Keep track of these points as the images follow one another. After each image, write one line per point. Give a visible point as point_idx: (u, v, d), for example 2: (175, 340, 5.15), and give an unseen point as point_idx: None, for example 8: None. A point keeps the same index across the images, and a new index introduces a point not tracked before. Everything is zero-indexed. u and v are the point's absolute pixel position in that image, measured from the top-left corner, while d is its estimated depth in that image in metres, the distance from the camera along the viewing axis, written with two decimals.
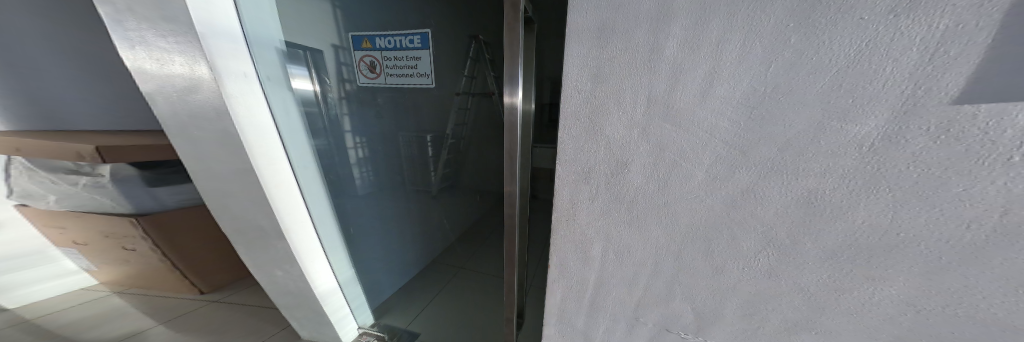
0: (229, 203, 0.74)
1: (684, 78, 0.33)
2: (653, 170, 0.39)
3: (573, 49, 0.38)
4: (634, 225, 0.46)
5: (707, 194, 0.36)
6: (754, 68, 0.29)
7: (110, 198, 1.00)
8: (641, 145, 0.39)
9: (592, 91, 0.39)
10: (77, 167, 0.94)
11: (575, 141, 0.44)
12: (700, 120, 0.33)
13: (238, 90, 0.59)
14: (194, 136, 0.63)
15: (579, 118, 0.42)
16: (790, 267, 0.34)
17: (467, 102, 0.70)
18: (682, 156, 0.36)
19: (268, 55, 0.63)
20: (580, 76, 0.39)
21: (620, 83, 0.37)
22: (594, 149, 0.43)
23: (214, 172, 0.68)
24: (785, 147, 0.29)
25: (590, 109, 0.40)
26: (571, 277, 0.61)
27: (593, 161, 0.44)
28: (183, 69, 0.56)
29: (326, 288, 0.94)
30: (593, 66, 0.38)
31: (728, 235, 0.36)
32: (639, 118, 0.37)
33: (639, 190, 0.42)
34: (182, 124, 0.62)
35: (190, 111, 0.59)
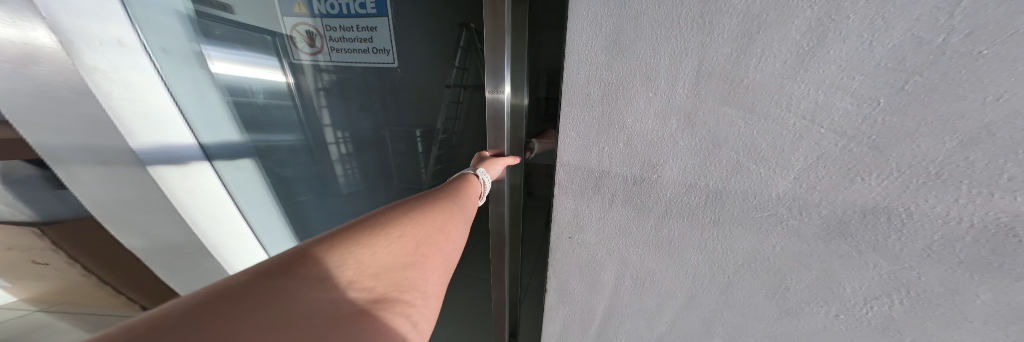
0: (131, 214, 0.64)
1: (764, 34, 0.21)
2: (701, 176, 0.27)
3: (580, 2, 0.26)
4: (663, 249, 0.35)
5: (790, 212, 0.24)
6: (919, 7, 0.16)
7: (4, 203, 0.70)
8: (685, 139, 0.27)
9: (610, 63, 0.27)
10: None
11: (586, 135, 0.32)
12: (787, 99, 0.21)
13: (113, 64, 0.48)
14: (51, 124, 0.52)
15: (592, 103, 0.30)
16: (921, 325, 0.22)
17: (461, 95, 0.46)
18: (754, 155, 0.24)
19: (166, 26, 0.50)
20: (594, 40, 0.27)
21: (651, 50, 0.25)
22: (613, 147, 0.31)
23: (95, 172, 0.57)
24: (977, 140, 0.16)
25: (608, 89, 0.28)
26: (574, 306, 0.50)
27: (611, 162, 0.32)
28: (13, 31, 0.44)
29: None
30: (610, 28, 0.26)
31: (819, 270, 0.25)
32: (681, 102, 0.26)
33: (673, 203, 0.30)
34: (29, 106, 0.50)
35: (36, 89, 0.48)
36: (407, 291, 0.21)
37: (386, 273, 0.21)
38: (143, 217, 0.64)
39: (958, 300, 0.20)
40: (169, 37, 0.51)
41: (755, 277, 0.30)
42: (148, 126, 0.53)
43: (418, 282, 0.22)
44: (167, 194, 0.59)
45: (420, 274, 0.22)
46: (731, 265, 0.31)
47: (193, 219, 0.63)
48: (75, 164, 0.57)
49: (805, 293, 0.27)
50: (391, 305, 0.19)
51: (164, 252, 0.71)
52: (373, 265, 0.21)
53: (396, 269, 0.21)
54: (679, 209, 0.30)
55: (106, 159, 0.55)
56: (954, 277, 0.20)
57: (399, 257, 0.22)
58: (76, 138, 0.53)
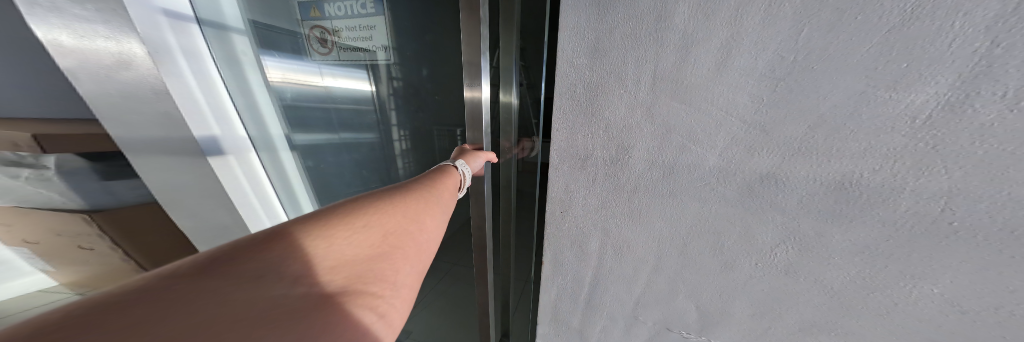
0: (185, 197, 0.75)
1: (695, 48, 0.29)
2: (659, 157, 0.35)
3: (568, 22, 0.34)
4: (636, 219, 0.43)
5: (718, 181, 0.32)
6: (782, 35, 0.24)
7: (60, 193, 0.80)
8: (645, 127, 0.35)
9: (589, 67, 0.35)
10: (18, 157, 0.75)
11: (571, 125, 0.40)
12: (713, 95, 0.29)
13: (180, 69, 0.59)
14: (129, 120, 0.62)
15: (576, 98, 0.38)
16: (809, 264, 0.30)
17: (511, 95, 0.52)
18: (693, 139, 0.32)
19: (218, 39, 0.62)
20: (579, 49, 0.35)
21: (620, 57, 0.33)
22: (593, 134, 0.39)
23: (160, 162, 0.68)
24: (819, 125, 0.24)
25: (588, 87, 0.36)
26: (566, 274, 0.58)
27: (591, 146, 0.40)
28: (110, 44, 0.54)
29: None
30: (591, 40, 0.34)
31: (742, 227, 0.33)
32: (641, 98, 0.34)
33: (640, 178, 0.38)
34: (113, 104, 0.60)
35: (123, 90, 0.59)
36: (372, 283, 0.24)
37: (351, 265, 0.24)
38: (196, 201, 0.75)
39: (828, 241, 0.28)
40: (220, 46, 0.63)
41: (703, 238, 0.37)
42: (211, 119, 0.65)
43: (383, 275, 0.25)
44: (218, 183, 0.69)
45: (387, 266, 0.26)
46: (685, 230, 0.39)
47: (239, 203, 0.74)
48: (141, 153, 0.67)
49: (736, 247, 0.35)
50: (356, 295, 0.23)
51: (208, 232, 0.82)
52: (340, 258, 0.24)
53: (360, 264, 0.25)
54: (644, 183, 0.38)
55: (170, 150, 0.65)
56: (821, 222, 0.27)
57: (364, 251, 0.26)
58: (149, 132, 0.63)
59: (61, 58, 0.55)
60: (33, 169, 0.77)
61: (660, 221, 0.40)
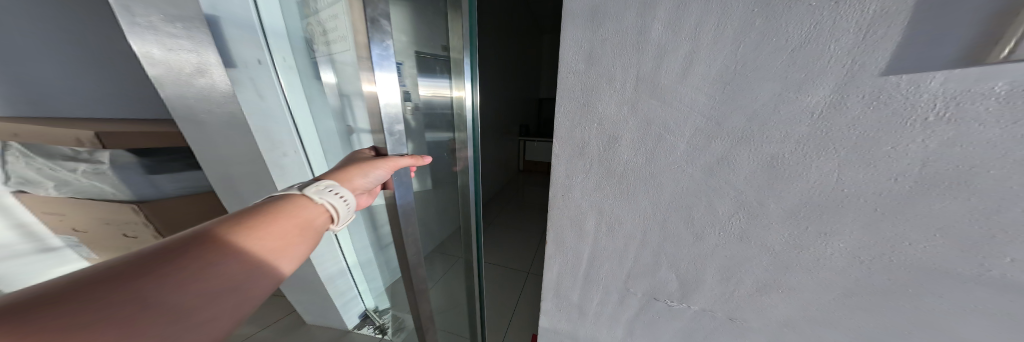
0: (242, 185, 0.88)
1: (666, 57, 0.37)
2: (642, 145, 0.43)
3: (568, 33, 0.42)
4: (625, 199, 0.51)
5: (687, 164, 0.40)
6: (726, 49, 0.32)
7: (110, 184, 1.03)
8: (630, 121, 0.43)
9: (586, 71, 0.43)
10: (73, 154, 0.96)
11: (569, 119, 0.48)
12: (681, 94, 0.37)
13: (248, 76, 0.69)
14: (201, 118, 0.75)
15: (574, 96, 0.46)
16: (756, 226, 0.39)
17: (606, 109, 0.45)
18: (668, 130, 0.40)
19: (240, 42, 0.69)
20: (576, 56, 0.43)
21: (609, 62, 0.41)
22: (588, 127, 0.47)
23: (224, 155, 0.81)
24: (753, 118, 0.34)
25: (585, 87, 0.44)
26: (567, 252, 0.67)
27: (587, 138, 0.48)
28: (191, 56, 0.65)
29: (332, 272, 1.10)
30: (586, 48, 0.42)
31: (706, 202, 0.41)
32: (627, 96, 0.42)
33: (628, 163, 0.46)
34: (189, 105, 0.72)
35: (198, 94, 0.70)
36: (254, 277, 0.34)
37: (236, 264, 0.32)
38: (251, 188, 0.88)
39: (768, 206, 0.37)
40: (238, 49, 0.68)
41: (678, 213, 0.45)
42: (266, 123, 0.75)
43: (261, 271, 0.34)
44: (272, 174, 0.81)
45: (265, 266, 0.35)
46: (665, 206, 0.46)
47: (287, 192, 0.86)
48: (209, 147, 0.80)
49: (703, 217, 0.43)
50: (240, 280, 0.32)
51: None
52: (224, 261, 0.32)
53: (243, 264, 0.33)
54: (630, 168, 0.46)
55: (232, 143, 0.78)
56: (764, 193, 0.37)
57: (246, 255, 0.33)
58: (217, 130, 0.76)
59: (151, 67, 0.67)
60: (89, 164, 0.98)
61: (644, 201, 0.48)
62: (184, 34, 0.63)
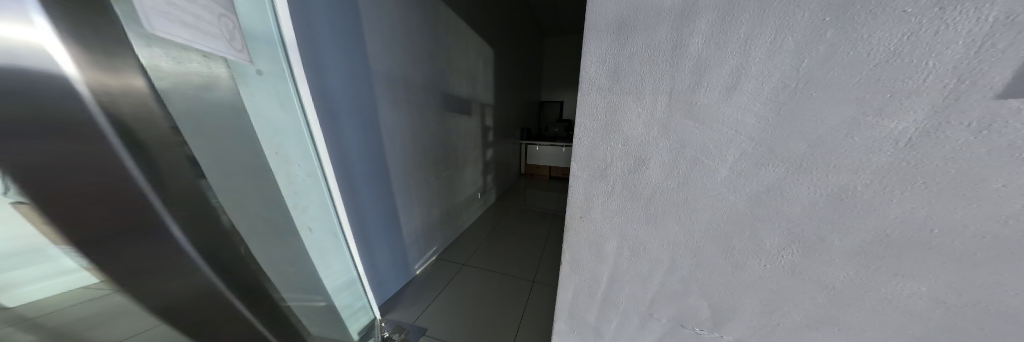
0: None
1: (708, 74, 0.33)
2: (676, 167, 0.39)
3: (591, 47, 0.38)
4: (651, 223, 0.47)
5: (730, 191, 0.36)
6: (786, 64, 0.29)
7: None
8: (662, 144, 0.39)
9: (611, 89, 0.39)
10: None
11: (591, 140, 0.44)
12: (724, 115, 0.34)
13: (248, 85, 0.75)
14: None
15: (597, 116, 0.42)
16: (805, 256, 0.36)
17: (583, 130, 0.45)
18: (705, 152, 0.36)
19: (260, 54, 0.78)
20: (602, 70, 0.39)
21: (637, 76, 0.37)
22: (614, 149, 0.43)
23: None
24: (819, 143, 0.30)
25: (608, 105, 0.40)
26: (584, 274, 0.62)
27: (611, 158, 0.44)
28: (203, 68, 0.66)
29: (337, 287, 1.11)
30: (611, 63, 0.38)
31: (751, 232, 0.37)
32: (657, 116, 0.38)
33: (656, 187, 0.42)
34: None
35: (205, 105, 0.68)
36: None
37: None
38: None
39: (824, 239, 0.33)
40: (264, 59, 0.79)
41: (714, 240, 0.41)
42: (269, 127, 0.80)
43: None
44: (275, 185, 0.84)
45: None
46: (699, 234, 0.43)
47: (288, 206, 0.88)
48: None
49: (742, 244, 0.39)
50: None
51: None
52: None
53: None
54: (659, 192, 0.42)
55: None
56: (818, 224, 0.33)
57: None
58: None
59: None
60: None
61: (675, 227, 0.44)
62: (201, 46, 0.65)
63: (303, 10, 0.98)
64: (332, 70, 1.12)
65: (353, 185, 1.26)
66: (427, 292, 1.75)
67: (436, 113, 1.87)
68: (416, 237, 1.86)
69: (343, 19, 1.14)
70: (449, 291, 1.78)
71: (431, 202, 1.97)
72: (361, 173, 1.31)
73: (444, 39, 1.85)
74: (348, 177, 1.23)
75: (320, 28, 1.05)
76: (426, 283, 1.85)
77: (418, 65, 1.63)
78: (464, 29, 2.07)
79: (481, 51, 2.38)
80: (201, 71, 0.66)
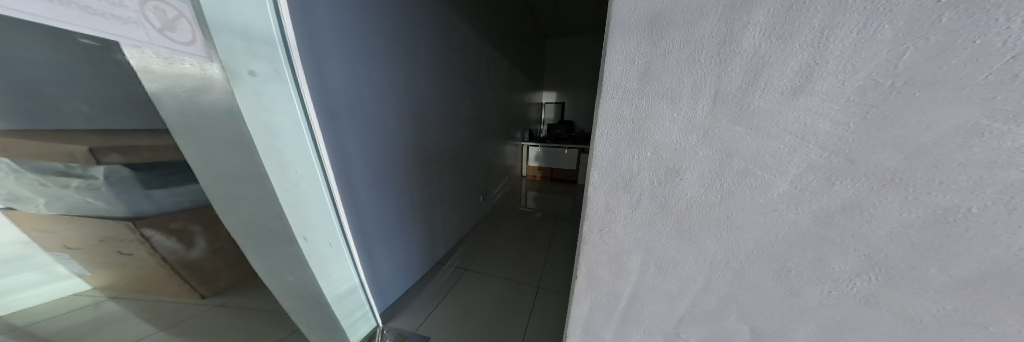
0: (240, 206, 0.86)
1: (766, 72, 0.30)
2: (716, 176, 0.36)
3: (618, 43, 0.37)
4: (682, 237, 0.43)
5: (788, 207, 0.33)
6: (880, 57, 0.25)
7: (104, 200, 0.96)
8: (703, 152, 0.36)
9: (640, 90, 0.37)
10: (64, 168, 0.86)
11: (615, 148, 0.42)
12: (784, 119, 0.30)
13: (248, 90, 0.73)
14: (201, 136, 0.74)
15: (625, 122, 0.39)
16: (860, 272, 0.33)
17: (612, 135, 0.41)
18: (758, 164, 0.33)
19: (236, 50, 0.69)
20: (632, 73, 0.37)
21: (669, 78, 0.35)
22: (643, 158, 0.40)
23: (223, 172, 0.80)
24: (916, 155, 0.26)
25: (638, 109, 0.38)
26: (601, 289, 0.57)
27: (637, 167, 0.41)
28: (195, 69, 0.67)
29: (337, 286, 1.13)
30: (643, 62, 0.36)
31: (814, 255, 0.34)
32: (699, 121, 0.35)
33: (693, 200, 0.39)
34: (191, 123, 0.71)
35: (200, 110, 0.71)
36: None
37: None
38: (249, 206, 0.87)
39: (886, 255, 0.30)
40: (242, 55, 0.70)
41: (763, 260, 0.37)
42: (259, 127, 0.77)
43: None
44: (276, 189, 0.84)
45: None
46: (740, 251, 0.39)
47: (289, 209, 0.88)
48: (202, 163, 0.78)
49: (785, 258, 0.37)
50: None
51: (258, 236, 0.92)
52: None
53: None
54: (696, 206, 0.39)
55: (232, 160, 0.79)
56: (879, 238, 0.30)
57: None
58: (220, 146, 0.76)
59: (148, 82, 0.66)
60: (84, 180, 0.90)
61: (713, 243, 0.40)
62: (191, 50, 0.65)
63: (303, 10, 0.93)
64: (334, 72, 1.07)
65: (353, 191, 1.22)
66: (430, 299, 1.70)
67: (440, 115, 1.84)
68: (418, 243, 1.82)
69: (347, 21, 1.11)
70: (452, 298, 1.72)
71: (434, 207, 1.93)
72: (361, 177, 1.26)
73: (447, 42, 1.83)
74: (349, 182, 1.19)
75: (322, 30, 1.00)
76: (428, 289, 1.79)
77: (422, 68, 1.61)
78: (467, 32, 2.05)
79: (484, 52, 2.36)
80: (193, 73, 0.67)
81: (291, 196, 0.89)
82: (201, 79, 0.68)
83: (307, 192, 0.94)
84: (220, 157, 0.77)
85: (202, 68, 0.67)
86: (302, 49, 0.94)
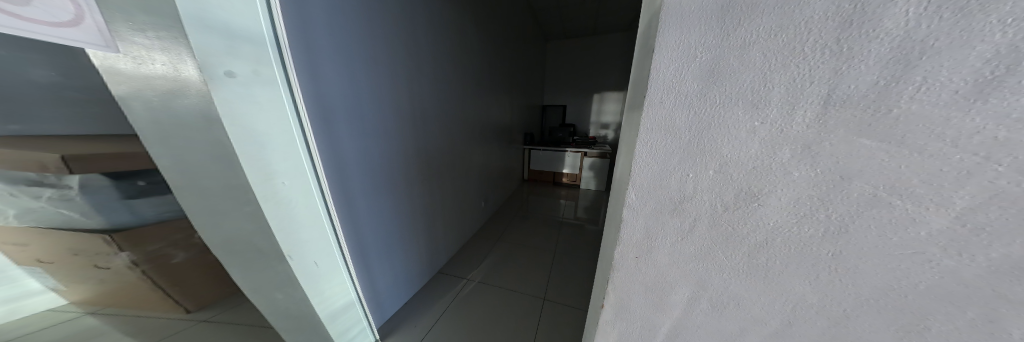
0: (220, 221, 0.78)
1: (927, 62, 0.23)
2: (804, 197, 0.30)
3: (677, 36, 0.32)
4: (746, 257, 0.37)
5: (943, 251, 0.27)
6: None
7: (79, 212, 1.06)
8: (800, 170, 0.29)
9: (704, 92, 0.32)
10: (39, 178, 0.97)
11: (664, 158, 0.37)
12: (962, 131, 0.24)
13: (233, 93, 0.63)
14: (177, 146, 0.68)
15: (679, 133, 0.35)
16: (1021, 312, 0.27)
17: (660, 148, 0.37)
18: (916, 197, 0.26)
19: (217, 49, 0.60)
20: (692, 78, 0.32)
21: (752, 81, 0.29)
22: (703, 171, 0.35)
23: (201, 186, 0.73)
24: None
25: (707, 118, 0.33)
26: (635, 320, 0.52)
27: (694, 189, 0.37)
28: (165, 69, 0.61)
29: (332, 307, 1.01)
30: (710, 58, 0.31)
31: (974, 310, 0.28)
32: (799, 133, 0.28)
33: (776, 232, 0.33)
34: (166, 132, 0.66)
35: (172, 116, 0.64)
36: None
37: None
38: (230, 222, 0.78)
39: None
40: (224, 54, 0.61)
41: (879, 308, 0.32)
42: (242, 137, 0.66)
43: None
44: (261, 204, 0.73)
45: None
46: (821, 272, 0.33)
47: (275, 226, 0.77)
48: (179, 176, 0.71)
49: (880, 281, 0.31)
50: None
51: (242, 253, 0.84)
52: None
53: None
54: (792, 240, 0.33)
55: (209, 172, 0.70)
56: None
57: None
58: (197, 157, 0.68)
59: (118, 87, 0.62)
60: (56, 189, 1.00)
61: (800, 285, 0.35)
62: (160, 46, 0.59)
63: (297, 8, 0.86)
64: (331, 75, 0.99)
65: (351, 202, 1.13)
66: (431, 311, 1.60)
67: (442, 120, 1.77)
68: (419, 252, 1.73)
69: (349, 21, 1.04)
70: (453, 309, 1.62)
71: (435, 214, 1.85)
72: (360, 187, 1.17)
73: (451, 44, 1.78)
74: (346, 193, 1.10)
75: (319, 29, 0.93)
76: (429, 299, 1.69)
77: (424, 71, 1.54)
78: (470, 33, 2.00)
79: (486, 54, 2.29)
80: (165, 74, 0.61)
81: (280, 211, 0.78)
82: (172, 80, 0.61)
83: (298, 207, 0.83)
84: (195, 167, 0.70)
85: (175, 67, 0.60)
86: (294, 48, 0.87)
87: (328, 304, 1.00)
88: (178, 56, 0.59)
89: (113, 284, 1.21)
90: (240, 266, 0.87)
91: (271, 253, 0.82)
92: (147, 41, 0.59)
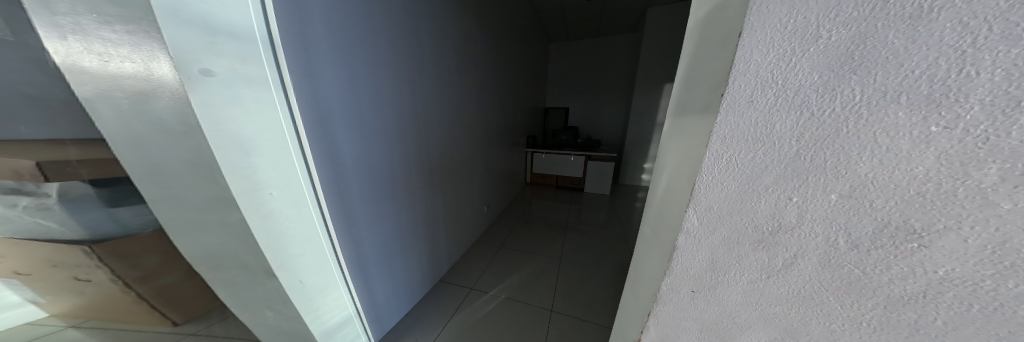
0: (204, 238, 0.68)
1: None
2: (1012, 238, 0.22)
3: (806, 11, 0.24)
4: (876, 306, 0.28)
5: None
6: None
7: (59, 223, 0.87)
8: (1014, 199, 0.21)
9: (854, 87, 0.23)
10: (18, 186, 0.78)
11: (756, 174, 0.29)
12: None
13: (217, 98, 0.53)
14: (150, 154, 0.56)
15: (797, 142, 0.26)
16: None
17: (767, 159, 0.28)
18: None
19: (196, 47, 0.49)
20: (806, 70, 0.25)
21: (924, 69, 0.21)
22: (823, 196, 0.26)
23: (181, 200, 0.62)
24: None
25: (855, 125, 0.24)
26: None
27: (812, 218, 0.28)
28: (134, 67, 0.51)
29: (329, 325, 0.92)
30: (863, 38, 0.22)
31: None
32: (1013, 146, 0.20)
33: (938, 281, 0.25)
34: (135, 137, 0.54)
35: (144, 120, 0.53)
36: None
37: None
38: (215, 239, 0.68)
39: None
40: (206, 52, 0.50)
41: None
42: (225, 143, 0.55)
43: None
44: (248, 221, 0.62)
45: None
46: (991, 331, 0.24)
47: (264, 245, 0.67)
48: (154, 188, 0.60)
49: None
50: None
51: (228, 271, 0.74)
52: None
53: None
54: (963, 294, 0.24)
55: (190, 184, 0.60)
56: None
57: None
58: (177, 167, 0.58)
59: (78, 85, 0.53)
60: (33, 197, 0.81)
61: None
62: (129, 42, 0.51)
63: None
64: (329, 74, 0.90)
65: (350, 213, 1.03)
66: (431, 324, 1.48)
67: (444, 121, 1.67)
68: (420, 262, 1.62)
69: (350, 17, 0.96)
70: (456, 322, 1.51)
71: (437, 222, 1.75)
72: (359, 195, 1.07)
73: (454, 44, 1.70)
74: (344, 205, 0.99)
75: (317, 24, 0.84)
76: (429, 311, 1.58)
77: (428, 71, 1.46)
78: (474, 34, 1.92)
79: (489, 54, 2.20)
80: (133, 73, 0.51)
81: (273, 228, 0.68)
82: (143, 81, 0.51)
83: (291, 223, 0.73)
84: (175, 178, 0.59)
85: (147, 65, 0.51)
86: (287, 43, 0.77)
87: (326, 322, 0.90)
88: (151, 54, 0.50)
89: (92, 296, 1.01)
90: (226, 284, 0.77)
91: (261, 273, 0.72)
92: (115, 35, 0.50)
